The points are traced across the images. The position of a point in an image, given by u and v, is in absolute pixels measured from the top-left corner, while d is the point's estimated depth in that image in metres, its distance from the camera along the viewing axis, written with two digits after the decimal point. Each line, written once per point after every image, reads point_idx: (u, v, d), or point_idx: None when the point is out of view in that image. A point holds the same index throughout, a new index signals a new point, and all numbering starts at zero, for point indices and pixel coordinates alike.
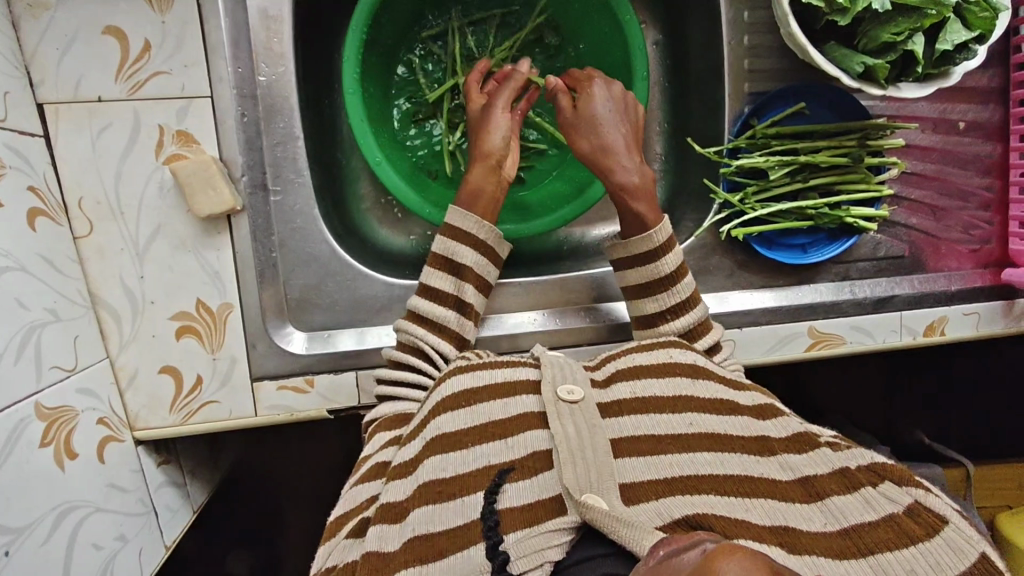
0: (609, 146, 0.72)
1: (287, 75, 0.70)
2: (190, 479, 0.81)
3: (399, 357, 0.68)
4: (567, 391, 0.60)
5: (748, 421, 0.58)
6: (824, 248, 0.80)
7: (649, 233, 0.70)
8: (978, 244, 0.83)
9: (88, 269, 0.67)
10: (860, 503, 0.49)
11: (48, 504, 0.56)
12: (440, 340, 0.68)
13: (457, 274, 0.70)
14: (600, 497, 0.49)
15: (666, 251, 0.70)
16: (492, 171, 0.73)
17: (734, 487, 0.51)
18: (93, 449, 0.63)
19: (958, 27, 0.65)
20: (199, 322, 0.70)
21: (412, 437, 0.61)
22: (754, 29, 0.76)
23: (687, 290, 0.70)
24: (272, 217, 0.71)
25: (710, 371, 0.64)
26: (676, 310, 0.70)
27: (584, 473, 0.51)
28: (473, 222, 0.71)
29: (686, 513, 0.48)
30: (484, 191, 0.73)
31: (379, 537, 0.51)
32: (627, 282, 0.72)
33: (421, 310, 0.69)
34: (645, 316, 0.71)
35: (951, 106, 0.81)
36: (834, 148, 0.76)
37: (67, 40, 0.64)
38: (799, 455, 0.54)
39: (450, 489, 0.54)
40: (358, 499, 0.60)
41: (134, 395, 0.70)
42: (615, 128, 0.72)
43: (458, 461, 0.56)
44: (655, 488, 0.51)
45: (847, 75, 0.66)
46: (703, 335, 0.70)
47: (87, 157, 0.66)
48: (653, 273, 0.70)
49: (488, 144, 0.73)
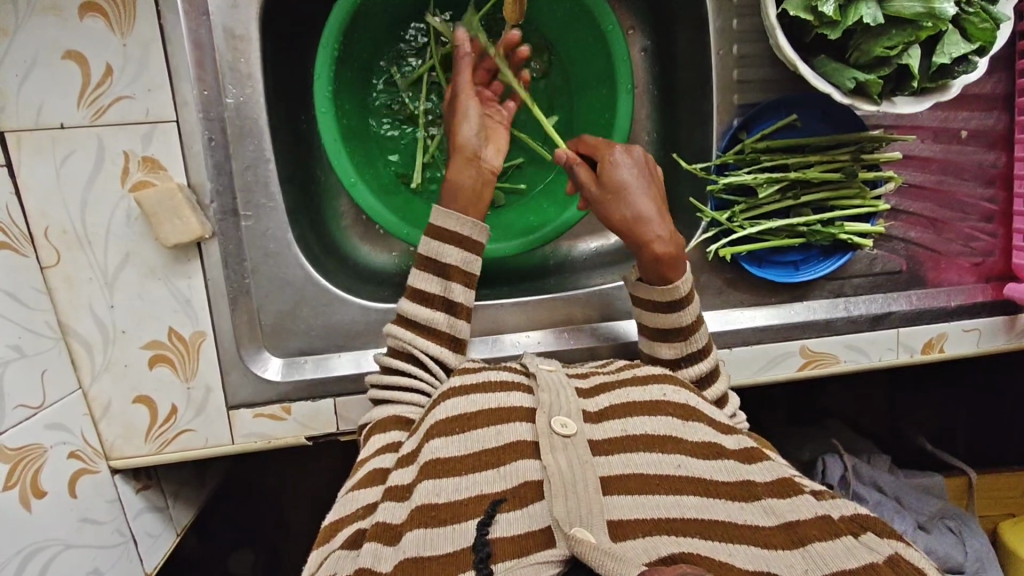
0: (643, 214, 0.66)
1: (255, 96, 0.68)
2: (174, 503, 0.79)
3: (389, 363, 0.65)
4: (560, 424, 0.55)
5: (735, 466, 0.55)
6: (816, 265, 0.78)
7: (672, 286, 0.66)
8: (980, 257, 0.80)
9: (56, 299, 0.66)
10: (842, 549, 0.46)
11: (12, 548, 0.55)
12: (428, 342, 0.65)
13: (443, 273, 0.66)
14: (589, 530, 0.45)
15: (688, 302, 0.67)
16: (469, 162, 0.70)
17: (721, 531, 0.48)
18: (64, 485, 0.62)
19: (956, 38, 0.61)
20: (172, 350, 0.69)
21: (409, 462, 0.57)
22: (744, 37, 0.73)
23: (702, 342, 0.68)
24: (244, 242, 0.70)
25: (705, 412, 0.61)
26: (692, 359, 0.68)
27: (575, 506, 0.47)
28: (456, 219, 0.67)
29: (671, 550, 0.45)
30: (462, 185, 0.69)
31: (373, 554, 0.49)
32: (643, 322, 0.70)
33: (411, 314, 0.66)
34: (659, 360, 0.69)
35: (953, 114, 0.77)
36: (826, 163, 0.73)
37: (26, 65, 0.61)
38: (783, 500, 0.51)
39: (447, 514, 0.50)
40: (353, 506, 0.56)
41: (108, 425, 0.69)
42: (643, 196, 0.66)
43: (450, 487, 0.52)
44: (642, 526, 0.48)
45: (837, 91, 0.63)
46: (710, 388, 0.68)
47: (51, 184, 0.64)
48: (674, 322, 0.67)
49: (461, 138, 0.70)
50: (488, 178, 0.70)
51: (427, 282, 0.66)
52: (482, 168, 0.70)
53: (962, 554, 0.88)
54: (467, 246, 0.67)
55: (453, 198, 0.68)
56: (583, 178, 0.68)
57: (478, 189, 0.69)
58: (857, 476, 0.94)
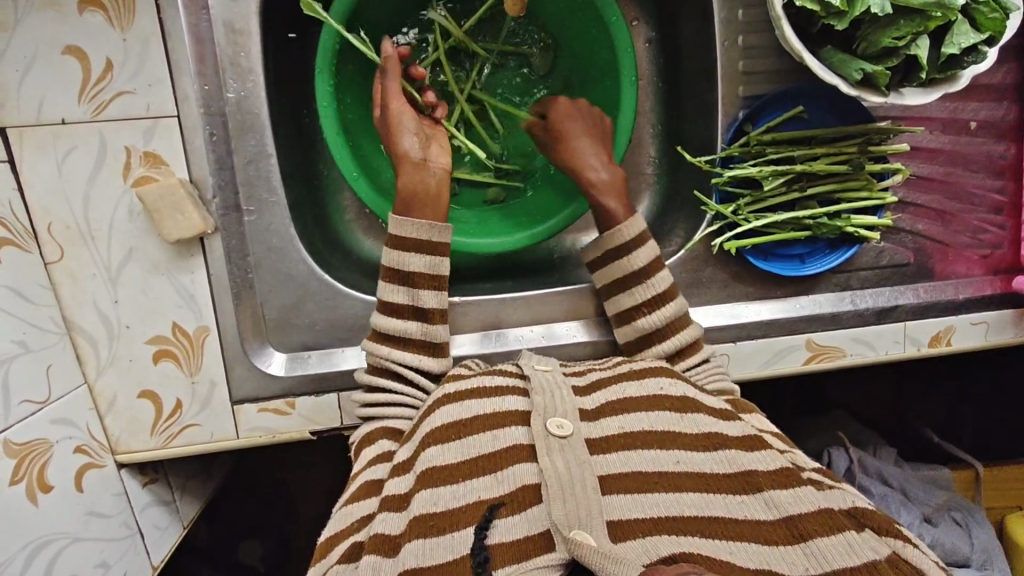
0: (579, 154, 0.73)
1: (257, 90, 0.67)
2: (181, 496, 0.79)
3: (372, 380, 0.65)
4: (556, 425, 0.55)
5: (734, 455, 0.54)
6: (823, 259, 0.77)
7: (617, 230, 0.70)
8: (989, 249, 0.79)
9: (60, 295, 0.66)
10: (842, 546, 0.46)
11: (20, 543, 0.56)
12: (403, 352, 0.65)
13: (407, 283, 0.65)
14: (588, 533, 0.46)
15: (633, 244, 0.70)
16: (417, 168, 0.68)
17: (720, 529, 0.48)
18: (70, 480, 0.63)
19: (965, 28, 0.60)
20: (176, 345, 0.69)
21: (405, 470, 0.57)
22: (749, 27, 0.72)
23: (663, 286, 0.69)
24: (246, 237, 0.70)
25: (702, 402, 0.60)
26: (650, 306, 0.69)
27: (573, 508, 0.48)
28: (413, 226, 0.66)
29: (671, 550, 0.45)
30: (414, 195, 0.68)
31: (373, 567, 0.49)
32: (603, 281, 0.73)
33: (383, 329, 0.65)
34: (623, 314, 0.71)
35: (963, 104, 0.76)
36: (833, 155, 0.72)
37: (27, 62, 0.61)
38: (784, 491, 0.51)
39: (445, 521, 0.50)
40: (351, 518, 0.56)
41: (114, 420, 0.69)
42: (581, 138, 0.74)
43: (448, 495, 0.52)
44: (641, 526, 0.48)
45: (844, 82, 0.62)
46: (674, 334, 0.68)
47: (53, 181, 0.64)
48: (624, 269, 0.70)
49: (403, 147, 0.69)
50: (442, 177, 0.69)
51: (394, 294, 0.65)
52: (430, 169, 0.69)
53: (968, 547, 0.87)
54: (431, 247, 0.66)
55: (411, 209, 0.67)
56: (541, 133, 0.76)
57: (433, 197, 0.68)
58: (862, 469, 0.93)
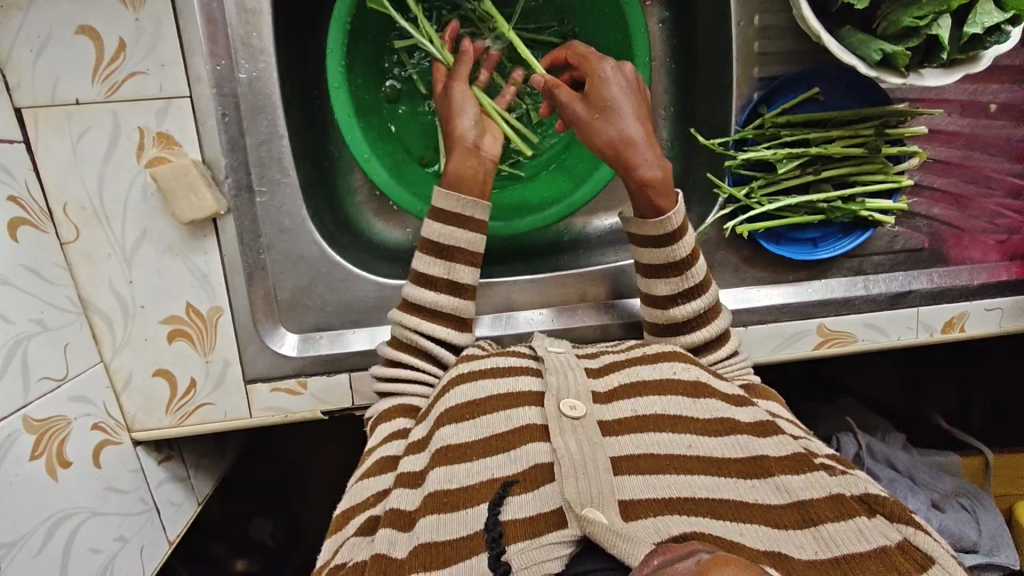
0: (630, 136, 0.65)
1: (269, 70, 0.67)
2: (195, 472, 0.80)
3: (397, 356, 0.65)
4: (569, 406, 0.55)
5: (747, 440, 0.54)
6: (837, 242, 0.76)
7: (665, 217, 0.65)
8: (1005, 234, 0.78)
9: (77, 275, 0.67)
10: (852, 532, 0.45)
11: (40, 516, 0.57)
12: (433, 325, 0.65)
13: (445, 255, 0.66)
14: (600, 511, 0.46)
15: (683, 235, 0.66)
16: (469, 153, 0.68)
17: (730, 512, 0.48)
18: (87, 456, 0.64)
19: (989, 7, 0.58)
20: (190, 325, 0.70)
21: (419, 448, 0.58)
22: (765, 8, 0.71)
23: (700, 277, 0.67)
24: (259, 218, 0.70)
25: (717, 388, 0.60)
26: (689, 295, 0.67)
27: (585, 487, 0.48)
28: (456, 199, 0.66)
29: (683, 531, 0.45)
30: (465, 177, 0.68)
31: (389, 540, 0.49)
32: (639, 257, 0.69)
33: (416, 300, 0.66)
34: (654, 297, 0.68)
35: (983, 86, 0.74)
36: (848, 138, 0.71)
37: (41, 41, 0.61)
38: (794, 476, 0.50)
39: (459, 499, 0.50)
40: (364, 494, 0.57)
41: (130, 397, 0.71)
42: (632, 114, 0.66)
43: (461, 474, 0.53)
44: (652, 507, 0.48)
45: (863, 63, 0.61)
46: (708, 325, 0.67)
47: (69, 161, 0.64)
48: (666, 257, 0.66)
49: (460, 129, 0.68)
50: (489, 167, 0.69)
51: (428, 266, 0.66)
52: (482, 157, 0.69)
53: (975, 532, 0.87)
54: (463, 222, 0.67)
55: (463, 191, 0.67)
56: (563, 98, 0.68)
57: (481, 179, 0.69)
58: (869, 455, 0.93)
